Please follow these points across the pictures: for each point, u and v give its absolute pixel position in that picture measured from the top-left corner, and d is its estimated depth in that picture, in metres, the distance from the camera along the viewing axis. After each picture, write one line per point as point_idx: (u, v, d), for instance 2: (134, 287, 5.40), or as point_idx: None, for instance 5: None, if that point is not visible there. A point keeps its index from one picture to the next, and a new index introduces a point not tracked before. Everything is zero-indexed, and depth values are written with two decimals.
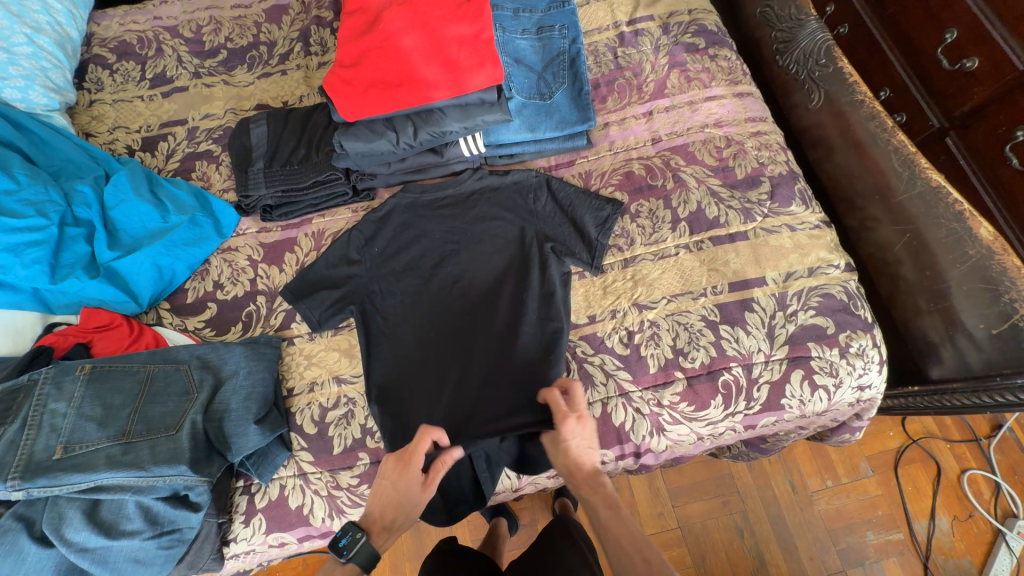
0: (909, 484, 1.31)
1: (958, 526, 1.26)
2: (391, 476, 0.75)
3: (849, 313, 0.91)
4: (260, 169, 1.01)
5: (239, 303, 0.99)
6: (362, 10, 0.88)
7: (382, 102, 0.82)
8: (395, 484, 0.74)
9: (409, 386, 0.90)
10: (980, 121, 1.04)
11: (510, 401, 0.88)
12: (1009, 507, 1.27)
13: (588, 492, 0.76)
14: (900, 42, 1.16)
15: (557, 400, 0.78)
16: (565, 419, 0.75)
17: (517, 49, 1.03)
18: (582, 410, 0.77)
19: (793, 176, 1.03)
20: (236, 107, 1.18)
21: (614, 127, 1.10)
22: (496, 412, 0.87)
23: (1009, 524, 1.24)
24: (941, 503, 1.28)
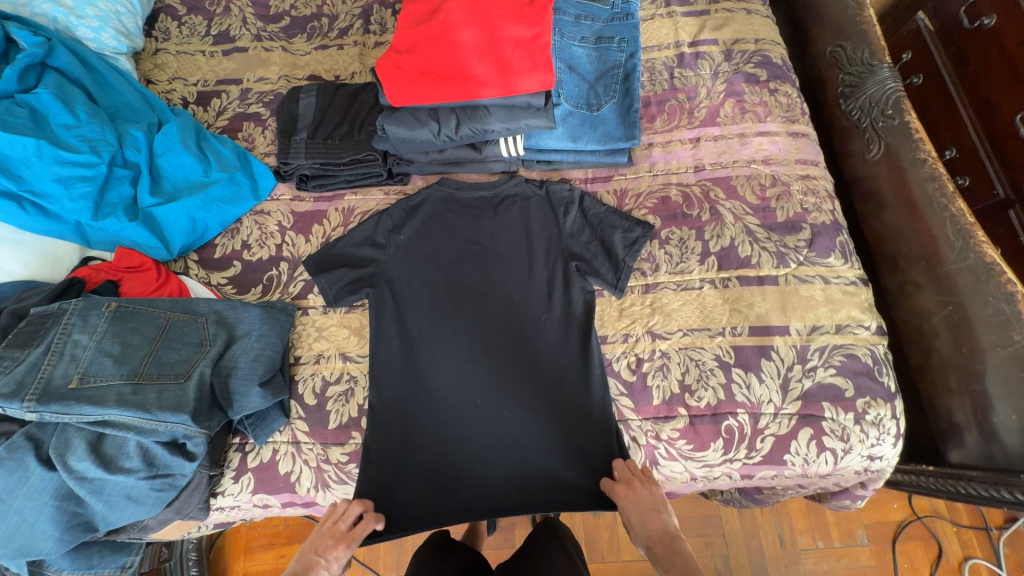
0: (904, 561, 1.25)
1: None
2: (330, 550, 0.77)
3: (871, 378, 0.88)
4: (302, 140, 1.03)
5: (262, 266, 1.01)
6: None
7: (430, 92, 0.81)
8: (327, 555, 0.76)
9: (414, 403, 0.90)
10: None
11: (509, 456, 0.87)
12: None
13: (665, 564, 0.74)
14: (978, 102, 1.09)
15: (625, 471, 0.82)
16: (632, 482, 0.80)
17: (572, 56, 1.02)
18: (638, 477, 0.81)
19: (836, 227, 0.99)
20: (290, 75, 1.20)
21: (658, 149, 1.07)
22: (492, 460, 0.87)
23: None
24: None
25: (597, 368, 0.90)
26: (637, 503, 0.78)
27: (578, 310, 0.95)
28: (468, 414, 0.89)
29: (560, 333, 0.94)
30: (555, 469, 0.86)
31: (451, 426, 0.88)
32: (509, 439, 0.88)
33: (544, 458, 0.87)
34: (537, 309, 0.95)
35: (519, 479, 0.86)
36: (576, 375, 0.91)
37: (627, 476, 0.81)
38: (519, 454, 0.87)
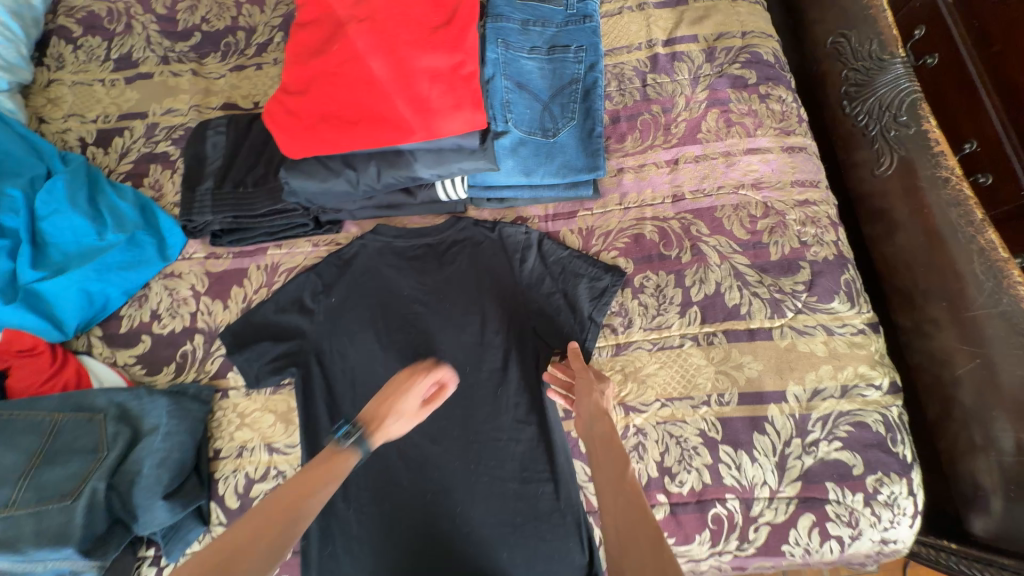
0: None
1: None
2: (410, 400, 0.71)
3: (883, 450, 0.75)
4: (208, 190, 0.87)
5: (175, 339, 0.88)
6: (303, 9, 0.66)
7: (329, 140, 0.65)
8: (403, 409, 0.70)
9: (351, 501, 0.77)
10: None
11: (464, 560, 0.74)
12: None
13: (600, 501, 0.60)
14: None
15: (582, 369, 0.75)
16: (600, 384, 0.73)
17: (522, 71, 0.85)
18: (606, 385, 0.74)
19: (841, 263, 0.84)
20: (202, 104, 1.04)
21: (629, 175, 0.91)
22: (443, 568, 0.74)
23: None
24: None
25: (563, 453, 0.78)
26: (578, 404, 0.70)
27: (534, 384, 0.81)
28: (414, 513, 0.76)
29: (518, 412, 0.80)
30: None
31: (396, 526, 0.76)
32: (462, 541, 0.75)
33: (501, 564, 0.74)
34: (491, 383, 0.81)
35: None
36: (537, 462, 0.77)
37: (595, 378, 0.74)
38: (474, 560, 0.74)
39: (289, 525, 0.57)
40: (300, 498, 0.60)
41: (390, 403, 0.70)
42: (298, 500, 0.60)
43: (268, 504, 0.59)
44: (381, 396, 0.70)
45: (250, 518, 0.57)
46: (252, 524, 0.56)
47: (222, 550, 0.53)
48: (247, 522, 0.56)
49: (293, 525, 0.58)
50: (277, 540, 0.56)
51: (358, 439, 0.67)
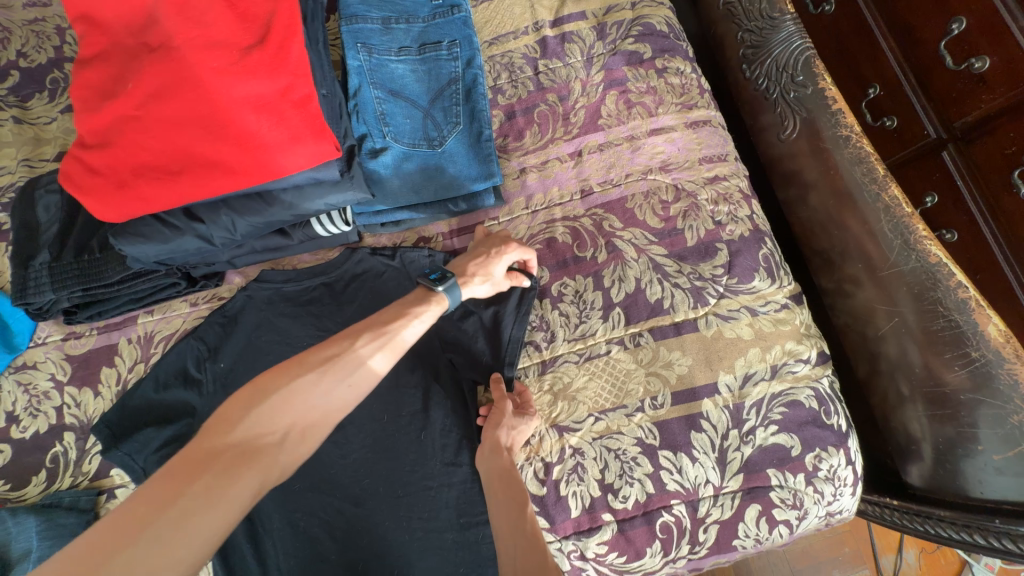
0: None
1: None
2: (502, 267, 0.73)
3: (818, 425, 0.73)
4: (44, 264, 0.74)
5: (40, 442, 0.75)
6: (86, 44, 0.54)
7: (152, 197, 0.54)
8: (494, 270, 0.72)
9: None
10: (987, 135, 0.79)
11: None
12: None
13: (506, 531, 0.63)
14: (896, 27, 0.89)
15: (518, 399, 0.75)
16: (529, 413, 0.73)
17: (392, 77, 0.76)
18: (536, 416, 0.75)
19: (757, 238, 0.81)
20: (32, 156, 0.88)
21: (533, 175, 0.84)
22: None
23: None
24: None
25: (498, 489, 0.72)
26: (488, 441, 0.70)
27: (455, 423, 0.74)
28: None
29: (446, 454, 0.73)
30: None
31: None
32: None
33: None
34: (412, 429, 0.74)
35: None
36: (473, 504, 0.72)
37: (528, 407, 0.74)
38: None
39: (383, 350, 0.59)
40: (395, 321, 0.61)
41: (481, 261, 0.71)
42: (393, 327, 0.60)
43: (367, 322, 0.60)
44: (472, 254, 0.73)
45: (346, 338, 0.58)
46: (351, 343, 0.57)
47: (324, 358, 0.55)
48: (344, 336, 0.58)
49: (388, 347, 0.59)
50: (372, 363, 0.58)
51: (449, 283, 0.66)
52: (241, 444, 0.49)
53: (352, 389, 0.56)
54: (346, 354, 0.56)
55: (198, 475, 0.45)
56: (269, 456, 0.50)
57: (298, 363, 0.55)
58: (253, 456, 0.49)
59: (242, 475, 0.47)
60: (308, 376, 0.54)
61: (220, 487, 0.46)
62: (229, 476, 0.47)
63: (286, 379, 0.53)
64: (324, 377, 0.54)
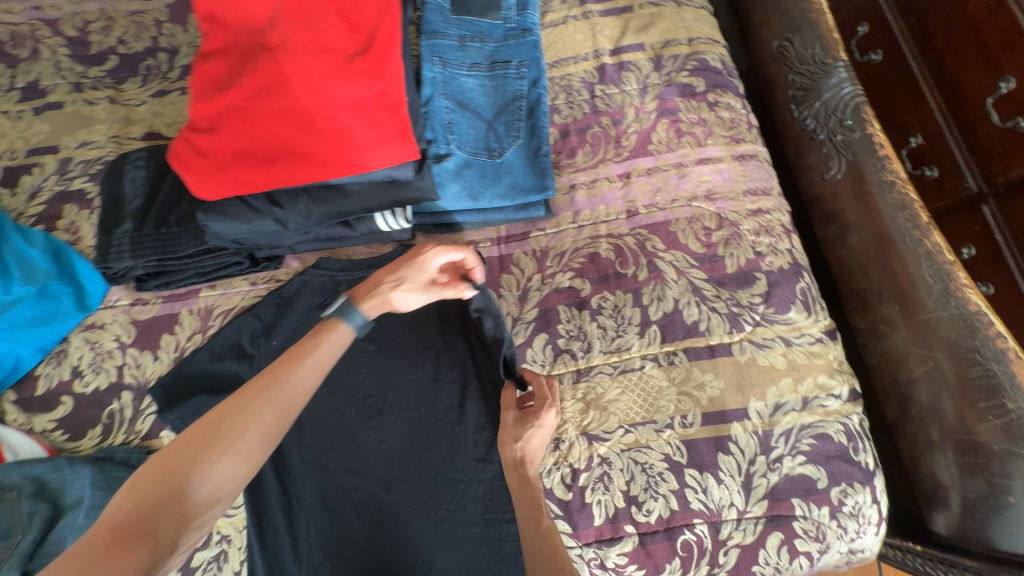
0: None
1: None
2: (415, 272, 0.71)
3: (846, 461, 0.74)
4: (126, 232, 0.80)
5: (99, 398, 0.80)
6: (208, 40, 0.60)
7: (247, 180, 0.59)
8: (408, 280, 0.71)
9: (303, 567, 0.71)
10: None
11: None
12: None
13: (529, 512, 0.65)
14: (944, 81, 0.91)
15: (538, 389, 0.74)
16: (544, 408, 0.71)
17: (462, 90, 0.81)
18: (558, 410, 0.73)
19: (796, 271, 0.83)
20: (121, 134, 0.96)
21: (581, 192, 0.88)
22: None
23: None
24: None
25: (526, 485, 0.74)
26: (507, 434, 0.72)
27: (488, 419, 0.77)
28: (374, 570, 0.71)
29: (477, 450, 0.76)
30: None
31: None
32: None
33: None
34: (447, 422, 0.77)
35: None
36: (499, 501, 0.74)
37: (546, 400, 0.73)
38: None
39: (278, 400, 0.57)
40: (296, 373, 0.60)
41: (391, 271, 0.72)
42: (286, 376, 0.59)
43: (265, 378, 0.58)
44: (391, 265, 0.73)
45: (238, 397, 0.55)
46: (242, 403, 0.55)
47: (216, 427, 0.53)
48: (233, 400, 0.56)
49: (283, 398, 0.57)
50: (267, 414, 0.56)
51: (342, 304, 0.68)
52: (110, 532, 0.44)
53: (243, 449, 0.53)
54: (236, 413, 0.54)
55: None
56: (148, 534, 0.45)
57: (179, 438, 0.52)
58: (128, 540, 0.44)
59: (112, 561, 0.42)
60: (188, 445, 0.51)
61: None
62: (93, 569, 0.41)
63: (165, 455, 0.51)
64: (209, 440, 0.52)
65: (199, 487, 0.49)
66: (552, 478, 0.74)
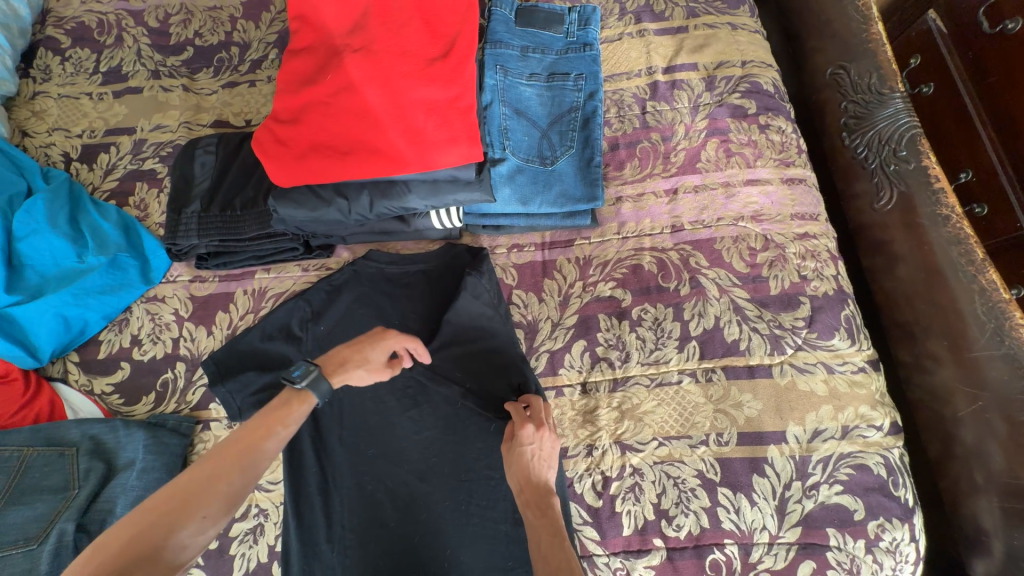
0: None
1: None
2: (378, 353, 0.71)
3: (885, 494, 0.73)
4: (194, 213, 0.85)
5: (155, 367, 0.84)
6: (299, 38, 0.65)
7: (321, 170, 0.63)
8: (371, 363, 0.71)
9: (335, 549, 0.73)
10: None
11: None
12: None
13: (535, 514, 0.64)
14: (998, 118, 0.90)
15: (517, 409, 0.73)
16: (519, 425, 0.70)
17: (520, 98, 0.84)
18: (544, 420, 0.70)
19: (841, 298, 0.82)
20: (192, 120, 1.01)
21: (628, 205, 0.90)
22: None
23: None
24: None
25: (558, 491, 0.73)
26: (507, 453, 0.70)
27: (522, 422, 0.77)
28: (404, 557, 0.73)
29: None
30: None
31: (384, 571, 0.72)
32: None
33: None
34: (482, 420, 0.78)
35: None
36: None
37: (523, 418, 0.71)
38: None
39: (247, 464, 0.56)
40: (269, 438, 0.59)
41: (355, 348, 0.70)
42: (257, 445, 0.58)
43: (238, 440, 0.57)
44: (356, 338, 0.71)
45: (208, 461, 0.55)
46: (217, 465, 0.55)
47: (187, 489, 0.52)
48: (206, 462, 0.55)
49: (253, 467, 0.57)
50: (237, 482, 0.55)
51: (313, 379, 0.65)
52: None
53: (212, 513, 0.52)
54: (205, 479, 0.53)
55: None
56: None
57: (144, 504, 0.50)
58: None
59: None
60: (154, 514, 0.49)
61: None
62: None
63: (128, 523, 0.48)
64: (175, 509, 0.50)
65: (160, 558, 0.47)
66: (583, 484, 0.75)
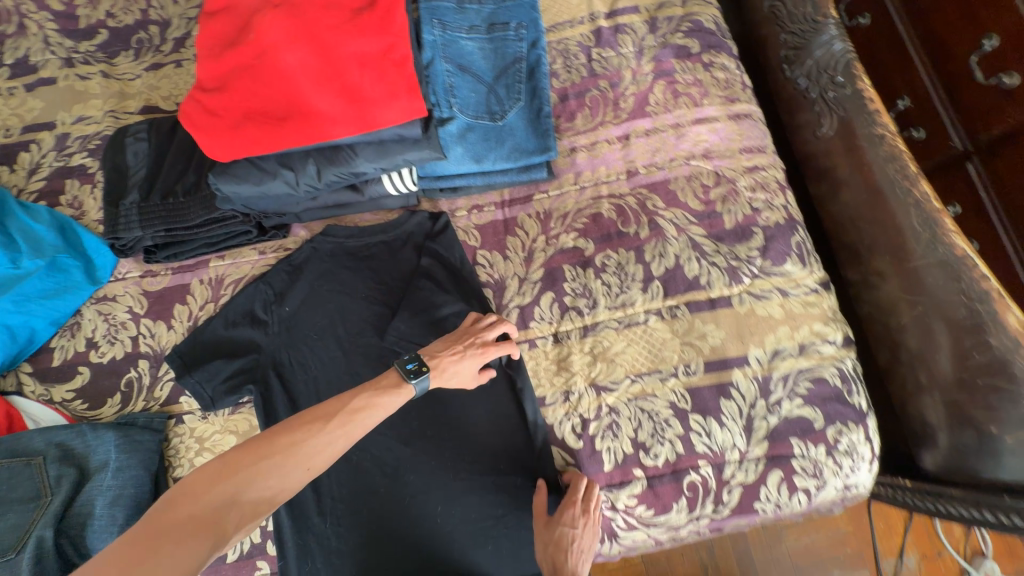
0: (880, 521, 1.13)
1: (925, 565, 1.10)
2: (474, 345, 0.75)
3: (841, 402, 0.78)
4: (133, 204, 0.80)
5: (117, 368, 0.81)
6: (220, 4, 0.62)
7: (259, 139, 0.60)
8: (466, 361, 0.74)
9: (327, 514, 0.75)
10: (1010, 149, 0.86)
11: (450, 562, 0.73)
12: (979, 545, 1.10)
13: None
14: (929, 41, 0.95)
15: (569, 486, 0.74)
16: (568, 507, 0.72)
17: (462, 53, 0.81)
18: (591, 506, 0.72)
19: (791, 225, 0.85)
20: (118, 109, 0.95)
21: (582, 154, 0.90)
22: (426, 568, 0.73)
23: (977, 564, 1.08)
24: (911, 541, 1.12)
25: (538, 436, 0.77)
26: (545, 532, 0.72)
27: (501, 377, 0.80)
28: (396, 517, 0.75)
29: (490, 403, 0.79)
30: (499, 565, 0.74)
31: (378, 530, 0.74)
32: (446, 539, 0.74)
33: (476, 564, 0.74)
34: None
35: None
36: (516, 449, 0.77)
37: (573, 497, 0.73)
38: (456, 558, 0.74)
39: (347, 428, 0.62)
40: (363, 408, 0.65)
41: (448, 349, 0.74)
42: (358, 412, 0.64)
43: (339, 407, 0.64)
44: (447, 343, 0.75)
45: (314, 420, 0.61)
46: (320, 424, 0.61)
47: (295, 439, 0.59)
48: (308, 423, 0.61)
49: (351, 432, 0.63)
50: (336, 442, 0.61)
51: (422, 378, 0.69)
52: (195, 515, 0.51)
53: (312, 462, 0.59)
54: (309, 433, 0.60)
55: (138, 554, 0.47)
56: (219, 525, 0.52)
57: (263, 440, 0.58)
58: (205, 528, 0.51)
59: (190, 544, 0.49)
60: (268, 452, 0.57)
61: (159, 557, 0.47)
62: (174, 547, 0.48)
63: (248, 457, 0.56)
64: (284, 455, 0.57)
65: (267, 492, 0.56)
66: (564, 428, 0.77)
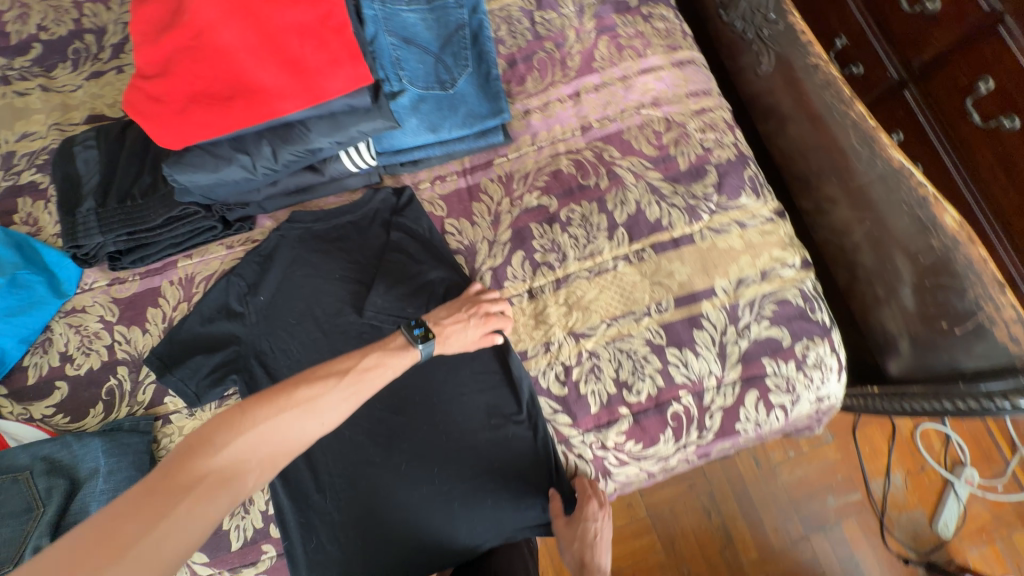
0: (866, 445, 1.19)
1: (911, 480, 1.16)
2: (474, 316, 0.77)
3: (806, 319, 0.82)
4: (90, 210, 0.79)
5: (96, 377, 0.80)
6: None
7: (210, 120, 0.61)
8: (467, 326, 0.76)
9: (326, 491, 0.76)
10: (940, 71, 0.92)
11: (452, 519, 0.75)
12: (958, 456, 1.17)
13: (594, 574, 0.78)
14: None
15: (581, 486, 0.78)
16: (588, 510, 0.75)
17: (405, 25, 0.82)
18: (603, 498, 0.78)
19: (742, 160, 0.89)
20: (62, 121, 0.93)
21: (536, 115, 0.92)
22: (429, 527, 0.75)
23: (957, 472, 1.15)
24: (896, 459, 1.18)
25: (524, 389, 0.79)
26: (567, 534, 0.75)
27: None
28: (394, 484, 0.76)
29: (474, 364, 0.81)
30: (501, 516, 0.76)
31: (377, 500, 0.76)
32: (446, 498, 0.76)
33: (479, 519, 0.76)
34: None
35: (468, 541, 0.76)
36: (505, 404, 0.79)
37: (588, 495, 0.77)
38: (458, 515, 0.75)
39: (357, 389, 0.63)
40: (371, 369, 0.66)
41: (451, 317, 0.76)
42: (368, 371, 0.65)
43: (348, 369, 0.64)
44: (450, 310, 0.77)
45: (325, 382, 0.62)
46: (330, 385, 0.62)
47: (308, 399, 0.60)
48: (319, 384, 0.62)
49: (361, 393, 0.64)
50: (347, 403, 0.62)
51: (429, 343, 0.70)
52: (212, 471, 0.52)
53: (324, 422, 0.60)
54: (321, 395, 0.61)
55: (159, 506, 0.48)
56: (236, 481, 0.53)
57: (275, 398, 0.59)
58: (222, 484, 0.52)
59: (209, 499, 0.51)
60: (281, 411, 0.58)
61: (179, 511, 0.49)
62: (193, 502, 0.50)
63: (262, 415, 0.57)
64: (297, 414, 0.58)
65: (282, 450, 0.57)
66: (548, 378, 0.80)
